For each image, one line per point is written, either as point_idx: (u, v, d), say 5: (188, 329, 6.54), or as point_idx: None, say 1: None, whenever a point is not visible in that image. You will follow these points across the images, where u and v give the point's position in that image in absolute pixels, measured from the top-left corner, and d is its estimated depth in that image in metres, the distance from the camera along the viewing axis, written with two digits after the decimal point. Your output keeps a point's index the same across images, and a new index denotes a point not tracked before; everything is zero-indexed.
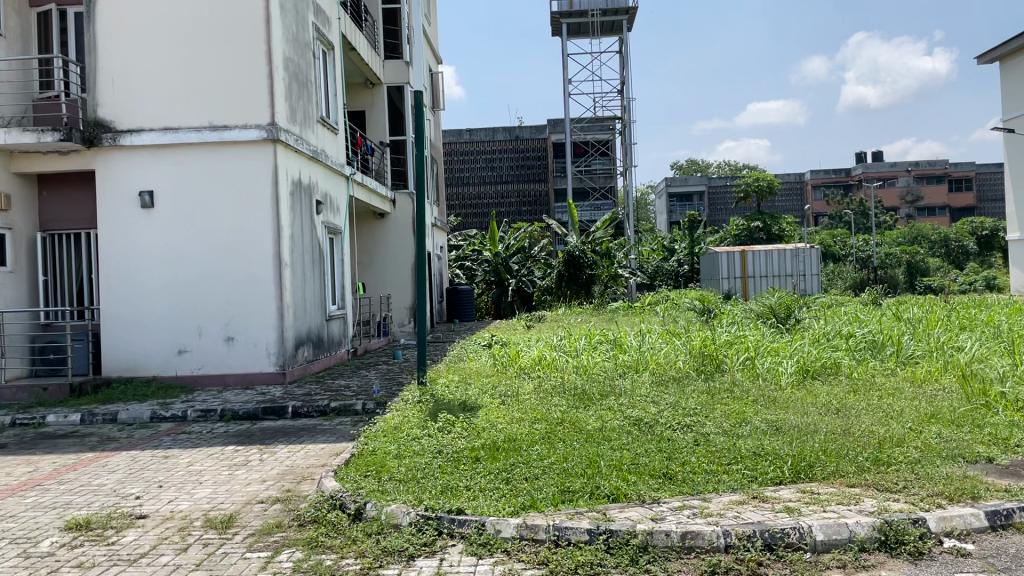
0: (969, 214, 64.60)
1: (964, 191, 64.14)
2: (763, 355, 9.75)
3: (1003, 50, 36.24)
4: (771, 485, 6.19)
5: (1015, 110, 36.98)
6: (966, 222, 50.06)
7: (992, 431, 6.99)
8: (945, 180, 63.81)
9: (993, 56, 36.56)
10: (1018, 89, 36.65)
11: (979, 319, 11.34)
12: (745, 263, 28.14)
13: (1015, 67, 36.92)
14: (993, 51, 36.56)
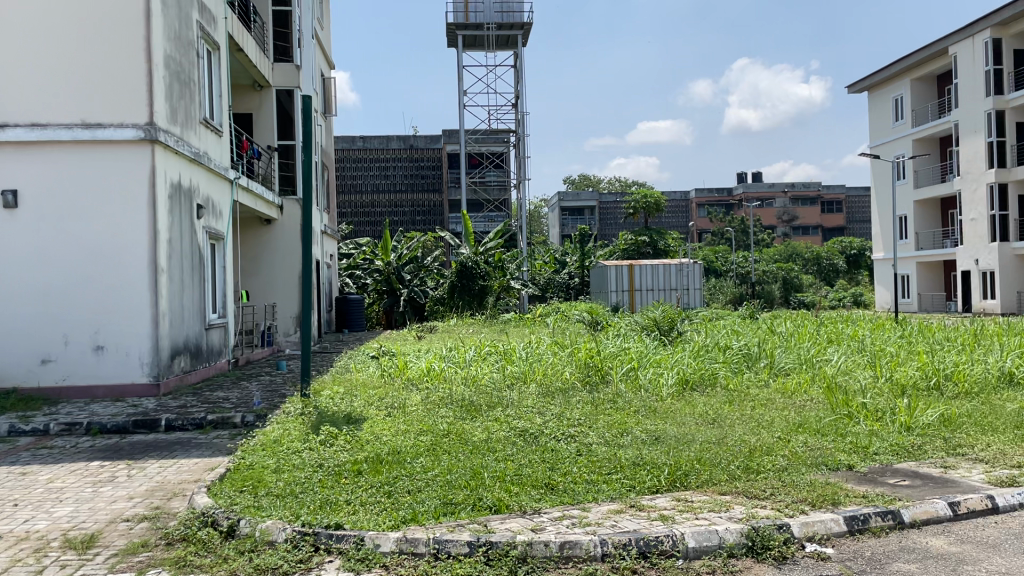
0: (839, 233, 68.44)
1: (835, 212, 67.91)
2: (646, 366, 10.00)
3: (872, 79, 38.75)
4: (648, 493, 6.35)
5: (881, 137, 39.57)
6: (836, 241, 53.15)
7: (854, 439, 7.38)
8: (817, 202, 67.63)
9: (863, 85, 39.11)
10: (883, 117, 39.29)
11: (845, 334, 12.00)
12: (632, 277, 28.96)
13: (882, 97, 39.53)
14: (863, 81, 39.02)
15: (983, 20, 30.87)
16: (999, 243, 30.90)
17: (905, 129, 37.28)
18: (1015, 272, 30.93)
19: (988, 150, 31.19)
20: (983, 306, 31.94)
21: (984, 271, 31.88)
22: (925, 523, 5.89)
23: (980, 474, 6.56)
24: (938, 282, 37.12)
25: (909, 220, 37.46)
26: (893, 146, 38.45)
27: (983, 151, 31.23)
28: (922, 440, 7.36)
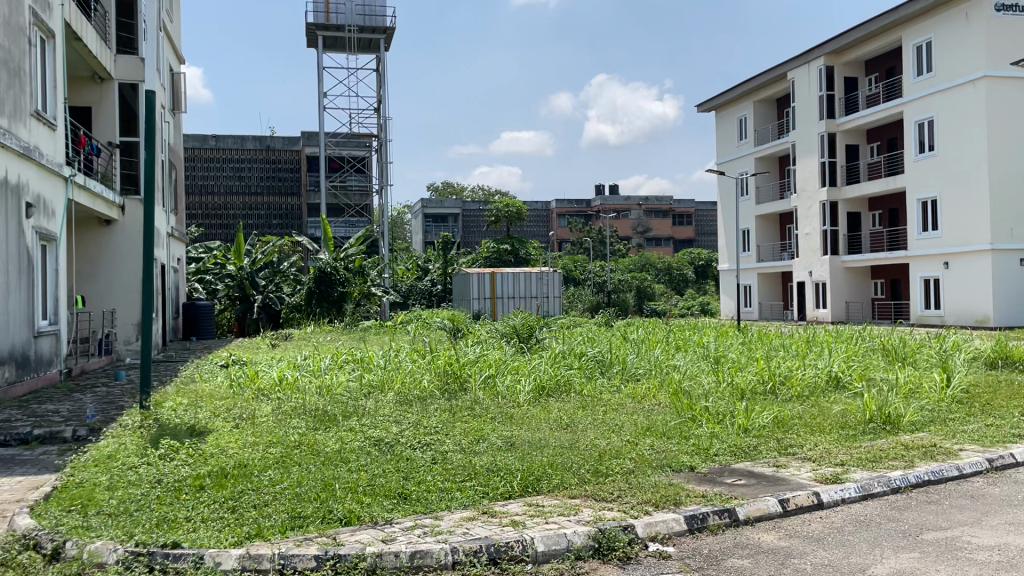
0: (689, 245, 71.99)
1: (684, 225, 71.40)
2: (503, 373, 10.11)
3: (719, 100, 40.93)
4: (501, 499, 6.41)
5: (726, 154, 41.87)
6: (686, 253, 55.80)
7: (696, 442, 7.74)
8: (669, 215, 70.89)
9: (711, 105, 41.31)
10: (729, 136, 41.63)
11: (692, 340, 12.56)
12: (494, 285, 29.29)
13: (728, 116, 41.83)
14: (712, 100, 41.17)
15: (818, 49, 33.32)
16: (831, 257, 33.29)
17: (749, 148, 39.68)
18: (844, 283, 33.42)
19: (821, 170, 33.61)
20: (816, 314, 34.31)
21: (817, 282, 34.23)
22: (759, 520, 6.25)
23: (807, 472, 7.01)
24: (776, 292, 39.64)
25: (751, 233, 39.84)
26: (737, 163, 40.80)
27: (817, 171, 33.62)
28: (758, 441, 7.81)
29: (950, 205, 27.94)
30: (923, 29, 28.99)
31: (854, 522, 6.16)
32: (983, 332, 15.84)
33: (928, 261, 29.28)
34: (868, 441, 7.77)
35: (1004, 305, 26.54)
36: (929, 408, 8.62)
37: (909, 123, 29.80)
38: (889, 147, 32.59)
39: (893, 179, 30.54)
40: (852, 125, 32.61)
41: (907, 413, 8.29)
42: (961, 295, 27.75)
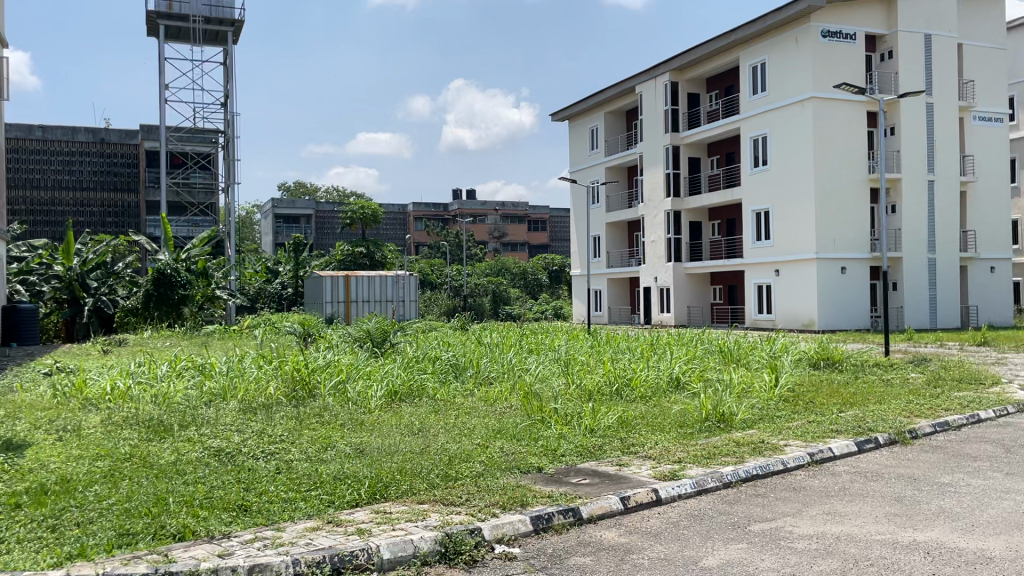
0: (543, 250, 73.54)
1: (539, 231, 73.06)
2: (354, 379, 9.91)
3: (573, 110, 42.09)
4: (347, 507, 6.28)
5: (579, 162, 43.10)
6: (540, 258, 56.92)
7: (545, 443, 7.91)
8: (524, 220, 72.08)
9: (564, 114, 42.37)
10: (582, 145, 42.90)
11: (544, 344, 12.81)
12: (348, 288, 28.83)
13: (581, 125, 43.07)
14: (566, 110, 42.27)
15: (664, 64, 34.93)
16: (674, 263, 34.84)
17: (600, 157, 41.04)
18: (687, 289, 35.11)
19: (666, 180, 35.18)
20: (660, 318, 35.78)
21: (662, 288, 35.72)
22: (601, 517, 6.45)
23: (647, 470, 7.31)
24: (624, 297, 41.12)
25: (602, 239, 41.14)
26: (589, 172, 42.07)
27: (663, 181, 35.15)
28: (602, 441, 8.06)
29: (781, 217, 29.96)
30: (759, 51, 31.00)
31: (690, 517, 6.47)
32: (800, 334, 17.10)
33: (761, 268, 31.33)
34: (704, 438, 8.20)
35: (827, 309, 28.71)
36: (758, 407, 9.18)
37: (746, 139, 31.78)
38: (727, 161, 34.60)
39: (730, 191, 32.42)
40: (695, 138, 34.36)
41: (739, 411, 8.82)
42: (790, 300, 29.79)
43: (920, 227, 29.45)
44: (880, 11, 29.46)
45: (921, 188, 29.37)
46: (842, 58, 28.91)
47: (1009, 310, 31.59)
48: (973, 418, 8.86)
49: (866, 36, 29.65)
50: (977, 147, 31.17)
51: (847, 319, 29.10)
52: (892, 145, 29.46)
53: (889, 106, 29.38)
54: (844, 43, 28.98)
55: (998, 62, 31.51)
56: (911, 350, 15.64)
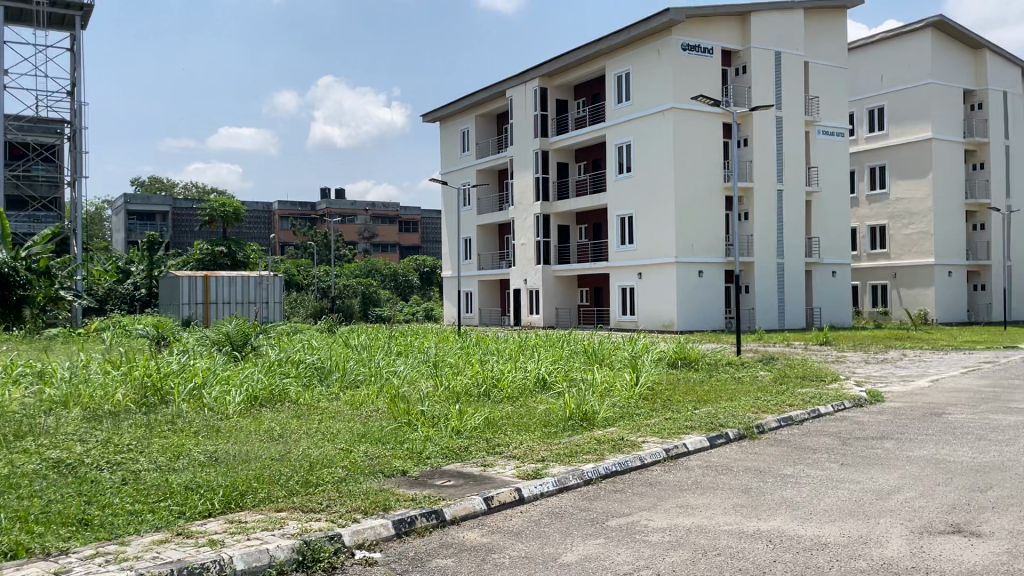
0: (414, 251, 73.14)
1: (410, 232, 72.40)
2: (211, 384, 9.51)
3: (444, 112, 42.12)
4: (199, 518, 6.01)
5: (450, 165, 43.16)
6: (411, 259, 56.58)
7: (410, 445, 7.85)
8: (396, 221, 71.40)
9: (434, 115, 42.28)
10: (453, 147, 42.98)
11: (414, 346, 12.73)
12: (207, 289, 27.68)
13: (452, 128, 43.13)
14: (437, 111, 42.23)
15: (533, 70, 35.48)
16: (543, 266, 35.39)
17: (471, 160, 41.26)
18: (555, 290, 35.78)
19: (535, 184, 35.71)
20: (530, 320, 36.23)
21: (531, 290, 36.19)
22: (464, 518, 6.47)
23: (511, 470, 7.39)
24: (495, 299, 41.47)
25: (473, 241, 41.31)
26: (460, 174, 42.18)
27: (532, 185, 35.66)
28: (468, 442, 8.09)
29: (645, 222, 31.04)
30: (624, 61, 32.02)
31: (550, 514, 6.59)
32: (655, 333, 17.76)
33: (625, 271, 32.36)
34: (567, 437, 8.38)
35: (686, 311, 30.01)
36: (619, 406, 9.47)
37: (612, 146, 32.73)
38: (594, 167, 35.57)
39: (597, 196, 33.30)
40: (563, 144, 35.08)
41: (600, 410, 9.06)
42: (652, 302, 30.91)
43: (769, 233, 31.28)
44: (734, 28, 31.15)
45: (771, 197, 31.19)
46: (701, 71, 30.34)
47: (848, 311, 34.08)
48: (814, 413, 9.49)
49: (722, 51, 31.20)
50: (821, 160, 33.41)
51: (704, 320, 30.55)
52: (745, 156, 31.13)
53: (743, 118, 31.02)
54: (702, 57, 30.43)
55: (839, 81, 33.88)
56: (757, 350, 16.55)
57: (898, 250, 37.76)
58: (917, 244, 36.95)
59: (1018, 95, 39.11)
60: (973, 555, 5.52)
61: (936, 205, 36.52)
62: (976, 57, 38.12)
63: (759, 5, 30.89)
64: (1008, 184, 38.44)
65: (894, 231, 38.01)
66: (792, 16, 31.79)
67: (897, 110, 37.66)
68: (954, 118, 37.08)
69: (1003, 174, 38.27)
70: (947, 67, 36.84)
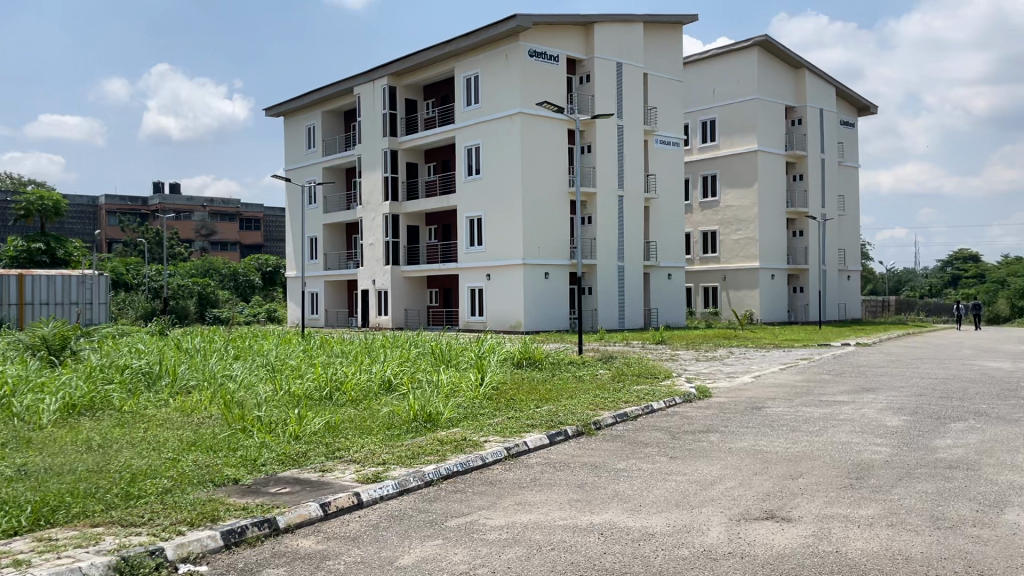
0: (257, 250, 70.58)
1: (252, 230, 69.85)
2: (22, 392, 8.78)
3: (289, 106, 40.98)
4: (2, 538, 5.52)
5: (295, 161, 42.03)
6: (254, 258, 54.55)
7: (243, 453, 7.56)
8: (236, 218, 68.69)
9: (278, 110, 40.94)
10: (298, 143, 41.88)
11: (253, 348, 12.28)
12: (22, 289, 25.41)
13: (297, 123, 42.03)
14: (281, 106, 41.02)
15: (382, 69, 35.11)
16: (392, 266, 35.06)
17: (317, 157, 40.36)
18: (404, 291, 35.54)
19: (384, 183, 35.32)
20: (378, 321, 35.76)
21: (379, 290, 35.74)
22: (299, 526, 6.29)
23: (351, 474, 7.26)
24: (342, 300, 40.69)
25: (321, 240, 40.37)
26: (306, 171, 41.12)
27: (380, 185, 35.28)
28: (306, 447, 7.89)
29: (494, 224, 31.42)
30: (473, 63, 32.28)
31: (389, 518, 6.53)
32: (495, 333, 18.08)
33: (473, 272, 32.65)
34: (410, 439, 8.34)
35: (532, 312, 30.65)
36: (464, 406, 9.55)
37: (461, 148, 32.91)
38: (444, 168, 35.65)
39: (447, 197, 33.37)
40: (412, 144, 34.91)
41: (445, 410, 9.09)
42: (500, 303, 31.34)
43: (611, 237, 32.50)
44: (579, 37, 32.13)
45: (613, 202, 32.41)
46: (548, 78, 31.09)
47: (682, 312, 35.96)
48: (648, 409, 9.94)
49: (567, 59, 32.09)
50: (659, 168, 35.07)
51: (549, 321, 31.31)
52: (589, 161, 32.16)
53: (586, 125, 32.02)
54: (548, 64, 31.19)
55: (676, 93, 35.66)
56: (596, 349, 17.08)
57: (728, 254, 40.24)
58: (745, 249, 39.51)
59: (832, 113, 42.61)
60: (783, 538, 5.96)
61: (762, 213, 39.17)
62: (796, 76, 41.19)
63: (602, 17, 32.01)
64: (823, 194, 41.82)
65: (725, 236, 40.45)
66: (632, 29, 33.18)
67: (727, 123, 40.05)
68: (777, 132, 39.88)
69: (819, 185, 41.61)
70: (772, 84, 39.62)
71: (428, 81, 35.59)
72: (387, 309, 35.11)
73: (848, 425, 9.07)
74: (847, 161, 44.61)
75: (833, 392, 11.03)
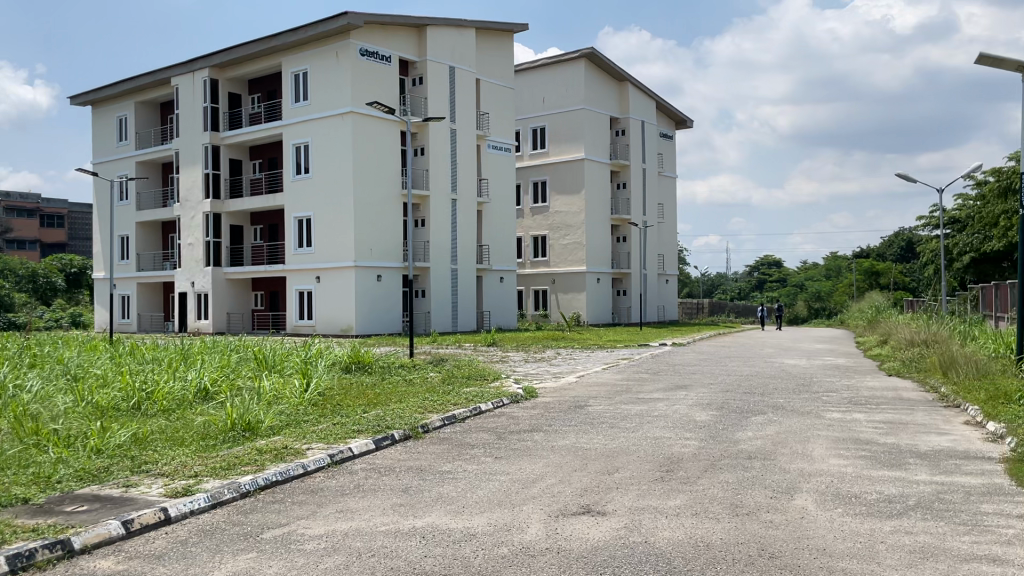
0: (59, 250, 65.24)
1: (54, 227, 64.51)
2: None
3: (97, 95, 38.19)
4: None
5: (104, 154, 39.26)
6: (55, 258, 50.28)
7: (35, 470, 6.95)
8: (36, 214, 63.17)
9: (86, 98, 38.00)
10: (107, 136, 39.11)
11: (52, 356, 11.32)
12: None
13: (106, 114, 39.24)
14: (87, 94, 38.15)
15: (202, 60, 33.45)
16: (214, 267, 33.50)
17: (129, 151, 37.89)
18: (226, 294, 34.00)
19: (204, 181, 33.69)
20: (197, 325, 34.00)
21: (198, 293, 33.98)
22: (96, 546, 5.83)
23: (158, 489, 6.84)
24: (157, 303, 38.38)
25: (136, 240, 37.88)
26: (117, 165, 38.48)
27: (201, 181, 33.62)
28: (109, 461, 7.37)
29: (323, 225, 30.72)
30: (301, 59, 31.42)
31: (199, 533, 6.20)
32: (319, 338, 17.70)
33: (302, 274, 31.76)
34: (226, 449, 7.98)
35: (364, 316, 30.24)
36: (286, 413, 9.25)
37: (289, 146, 31.92)
38: (272, 167, 34.47)
39: (273, 196, 32.25)
40: (236, 140, 33.52)
41: (265, 419, 8.76)
42: (330, 306, 30.70)
43: (444, 240, 32.65)
44: (411, 38, 32.07)
45: (446, 205, 32.60)
46: (379, 78, 30.80)
47: (514, 315, 36.70)
48: (476, 410, 10.06)
49: (399, 60, 31.94)
50: (492, 173, 35.62)
51: (380, 324, 30.99)
52: (421, 164, 32.15)
53: (419, 127, 31.99)
54: (380, 64, 30.90)
55: (508, 100, 36.39)
56: (424, 352, 17.07)
57: (557, 259, 41.48)
58: (573, 253, 40.87)
59: (653, 125, 45.01)
60: (596, 531, 6.19)
61: (588, 219, 40.74)
62: (620, 89, 43.16)
63: (435, 20, 32.14)
64: (644, 202, 44.13)
65: (555, 241, 41.67)
66: (464, 33, 33.56)
67: (556, 131, 41.30)
68: (602, 142, 41.62)
69: (641, 194, 43.86)
70: (598, 95, 41.32)
71: (253, 75, 34.29)
72: (208, 313, 33.46)
73: (660, 421, 9.58)
74: (666, 172, 47.33)
75: (649, 390, 11.63)
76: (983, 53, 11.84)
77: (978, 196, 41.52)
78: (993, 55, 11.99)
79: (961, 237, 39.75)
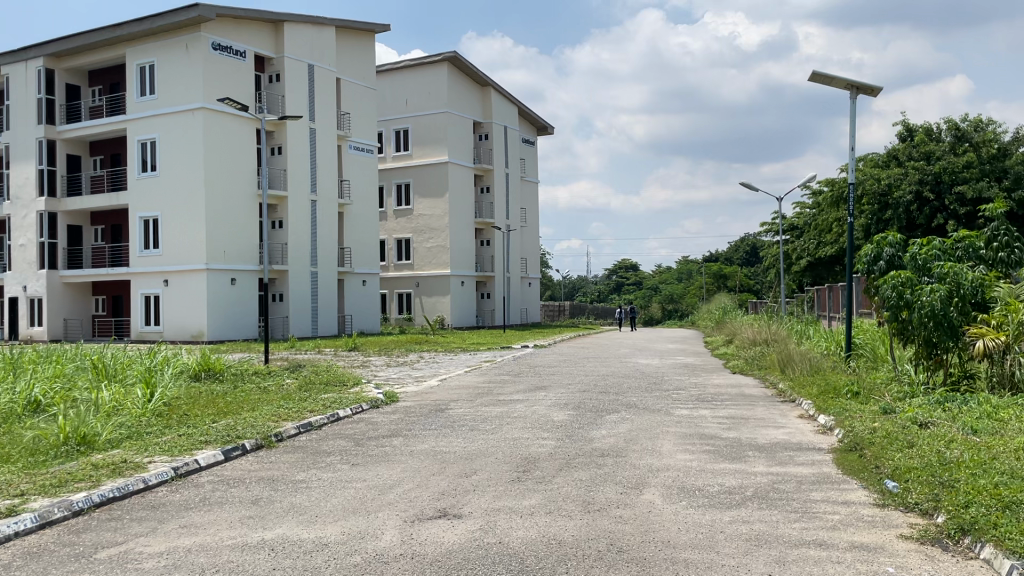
0: None
1: None
2: None
3: None
4: None
5: None
6: None
7: None
8: None
9: None
10: None
11: None
12: None
13: None
14: None
15: (36, 48, 31.17)
16: (49, 270, 31.30)
17: None
18: (62, 298, 31.81)
19: (39, 177, 31.40)
20: (30, 332, 31.63)
21: (31, 297, 31.63)
22: None
23: None
24: None
25: None
26: None
27: (34, 178, 31.32)
28: None
29: (173, 226, 29.29)
30: (148, 51, 29.85)
31: (24, 556, 5.75)
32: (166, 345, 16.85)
33: (148, 277, 30.16)
34: (58, 465, 7.48)
35: (216, 321, 29.06)
36: (126, 425, 8.77)
37: (133, 142, 30.23)
38: (115, 164, 32.56)
39: (118, 195, 30.46)
40: (74, 135, 31.43)
41: (102, 432, 8.27)
42: (179, 311, 29.34)
43: (304, 242, 31.88)
44: (267, 33, 31.10)
45: (305, 206, 31.84)
46: (233, 73, 29.70)
47: (375, 320, 36.29)
48: (333, 417, 9.87)
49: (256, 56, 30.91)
50: (354, 174, 35.09)
51: (234, 330, 29.85)
52: (280, 164, 31.24)
53: (276, 126, 31.08)
54: (233, 59, 29.79)
55: (369, 101, 35.95)
56: (281, 357, 16.54)
57: (421, 261, 41.35)
58: (437, 256, 40.85)
59: (515, 131, 45.72)
60: (452, 535, 6.21)
61: (452, 222, 40.88)
62: (483, 93, 43.53)
63: (293, 16, 31.33)
64: (508, 206, 44.75)
65: (419, 244, 41.50)
66: (323, 31, 32.89)
67: (419, 133, 41.14)
68: (466, 146, 41.84)
69: (505, 198, 44.46)
70: (462, 99, 41.53)
71: (93, 66, 32.27)
72: (42, 319, 31.23)
73: (520, 422, 9.72)
74: (529, 177, 48.21)
75: (509, 391, 11.78)
76: (815, 71, 12.71)
77: (814, 205, 44.68)
78: (824, 73, 12.89)
79: (799, 242, 42.80)
